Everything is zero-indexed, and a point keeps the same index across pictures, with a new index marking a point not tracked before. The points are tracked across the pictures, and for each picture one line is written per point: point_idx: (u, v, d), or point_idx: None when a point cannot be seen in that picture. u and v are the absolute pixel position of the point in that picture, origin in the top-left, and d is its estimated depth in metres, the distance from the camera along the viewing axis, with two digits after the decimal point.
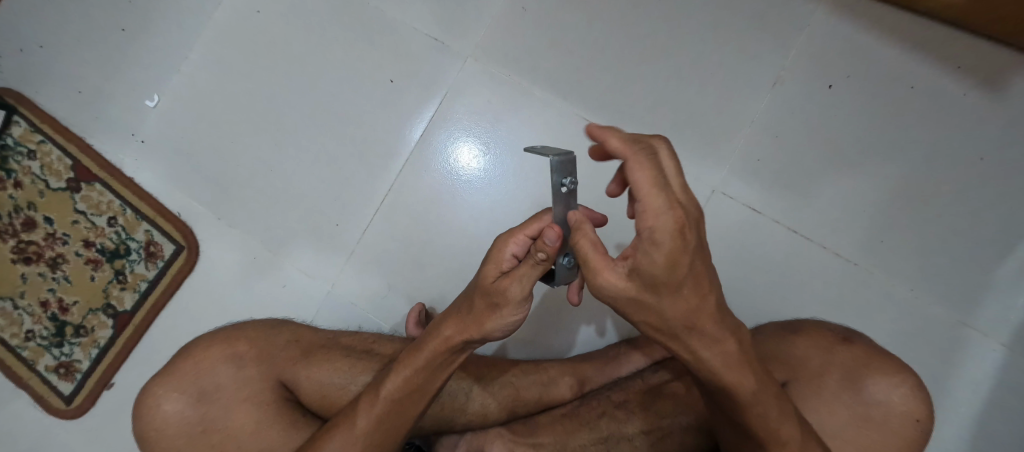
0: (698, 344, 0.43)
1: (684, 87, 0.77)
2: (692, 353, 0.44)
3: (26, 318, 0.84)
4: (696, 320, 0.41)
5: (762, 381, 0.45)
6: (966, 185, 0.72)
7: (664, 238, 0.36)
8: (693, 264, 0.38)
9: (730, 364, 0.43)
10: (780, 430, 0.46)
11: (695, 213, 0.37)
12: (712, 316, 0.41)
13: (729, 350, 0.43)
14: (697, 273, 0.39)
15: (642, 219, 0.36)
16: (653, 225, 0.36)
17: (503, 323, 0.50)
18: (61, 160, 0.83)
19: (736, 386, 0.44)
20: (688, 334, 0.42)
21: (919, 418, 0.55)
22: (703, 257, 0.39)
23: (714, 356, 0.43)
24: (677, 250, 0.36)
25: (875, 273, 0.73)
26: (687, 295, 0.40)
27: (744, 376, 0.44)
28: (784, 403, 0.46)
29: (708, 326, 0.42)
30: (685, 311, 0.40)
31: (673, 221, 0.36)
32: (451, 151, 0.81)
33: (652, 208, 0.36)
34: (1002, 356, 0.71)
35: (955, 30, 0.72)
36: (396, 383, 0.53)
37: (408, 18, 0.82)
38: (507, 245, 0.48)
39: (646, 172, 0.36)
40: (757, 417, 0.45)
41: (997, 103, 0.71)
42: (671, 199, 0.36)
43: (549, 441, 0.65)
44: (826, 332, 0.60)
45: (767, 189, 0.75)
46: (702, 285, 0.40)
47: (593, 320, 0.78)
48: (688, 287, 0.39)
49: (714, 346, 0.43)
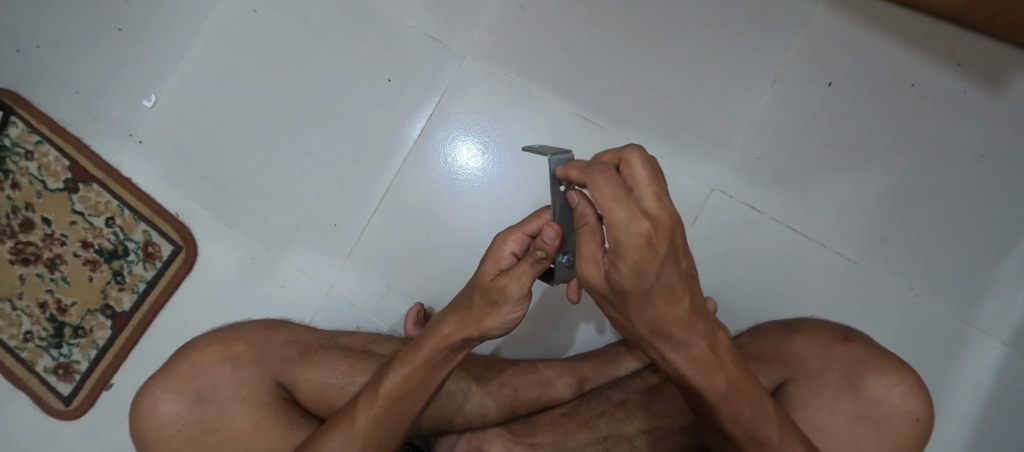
0: (665, 346, 0.44)
1: (683, 86, 0.76)
2: (661, 355, 0.46)
3: (25, 319, 0.83)
4: (662, 325, 0.42)
5: (738, 385, 0.44)
6: (966, 183, 0.72)
7: (629, 248, 0.36)
8: (662, 271, 0.38)
9: (700, 366, 0.44)
10: (755, 430, 0.45)
11: (667, 222, 0.37)
12: (681, 321, 0.42)
13: (698, 354, 0.44)
14: (666, 281, 0.39)
15: (609, 231, 0.37)
16: (618, 238, 0.36)
17: (503, 321, 0.50)
18: (59, 160, 0.83)
19: (705, 387, 0.45)
20: (655, 337, 0.44)
21: (919, 416, 0.54)
22: (674, 264, 0.39)
23: (682, 359, 0.44)
24: (643, 260, 0.37)
25: (875, 271, 0.73)
26: (654, 302, 0.41)
27: (714, 379, 0.44)
28: (766, 406, 0.46)
29: (674, 331, 0.43)
30: (650, 316, 0.42)
31: (638, 234, 0.36)
32: (451, 151, 0.81)
33: (617, 221, 0.36)
34: (1003, 353, 0.70)
35: (955, 27, 0.71)
36: (395, 381, 0.53)
37: (406, 17, 0.82)
38: (506, 243, 0.47)
39: (611, 188, 0.37)
40: (729, 418, 0.45)
41: (997, 99, 0.71)
42: (637, 211, 0.36)
43: (547, 441, 0.64)
44: (825, 331, 0.60)
45: (767, 187, 0.74)
46: (671, 291, 0.40)
47: (592, 318, 0.77)
48: (656, 294, 0.40)
49: (681, 350, 0.44)
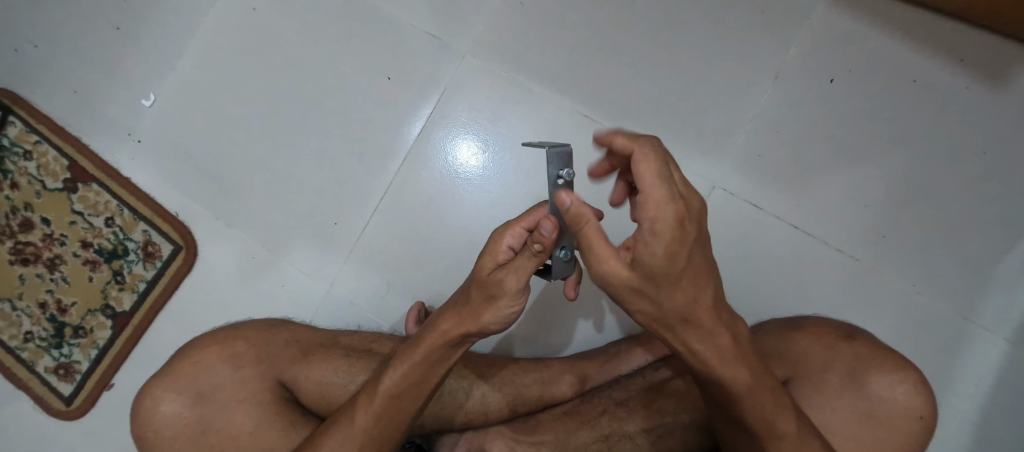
0: (693, 336, 0.43)
1: (684, 83, 0.76)
2: (685, 345, 0.44)
3: (25, 319, 0.83)
4: (691, 312, 0.42)
5: (758, 377, 0.45)
6: (969, 179, 0.71)
7: (665, 228, 0.37)
8: (691, 256, 0.39)
9: (725, 357, 0.44)
10: (774, 424, 0.45)
11: (696, 206, 0.39)
12: (708, 309, 0.42)
13: (723, 344, 0.44)
14: (694, 267, 0.40)
15: (645, 210, 0.37)
16: (655, 216, 0.37)
17: (500, 315, 0.49)
18: (57, 160, 0.82)
19: (730, 379, 0.44)
20: (683, 326, 0.43)
21: (922, 413, 0.54)
22: (700, 251, 0.40)
23: (708, 349, 0.44)
24: (676, 241, 0.38)
25: (877, 268, 0.73)
26: (684, 288, 0.40)
27: (738, 370, 0.44)
28: (783, 400, 0.46)
29: (702, 319, 0.42)
30: (680, 303, 0.41)
31: (675, 213, 0.37)
32: (450, 148, 0.81)
33: (655, 200, 0.37)
34: (1004, 351, 0.70)
35: (958, 23, 0.71)
36: (394, 378, 0.52)
37: (405, 15, 0.81)
38: (503, 238, 0.47)
39: (650, 166, 0.37)
40: (750, 411, 0.45)
41: (999, 96, 0.71)
42: (674, 191, 0.37)
43: (549, 439, 0.64)
44: (827, 329, 0.60)
45: (768, 185, 0.74)
46: (699, 278, 0.41)
47: (591, 315, 0.77)
48: (685, 279, 0.40)
49: (708, 339, 0.43)
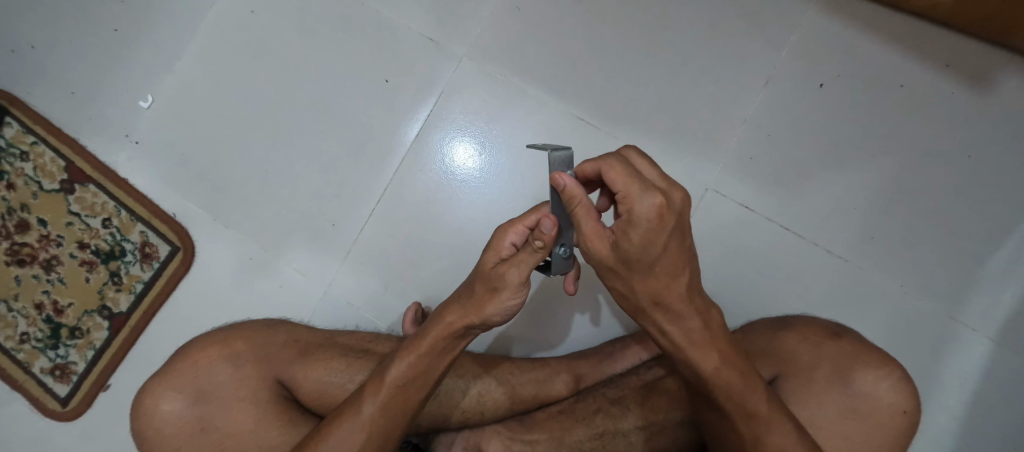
0: (663, 318, 0.47)
1: (677, 87, 0.77)
2: (657, 327, 0.48)
3: (20, 321, 0.83)
4: (661, 296, 0.45)
5: (729, 360, 0.46)
6: (955, 182, 0.73)
7: (642, 220, 0.40)
8: (669, 245, 0.42)
9: (694, 340, 0.46)
10: (746, 404, 0.46)
11: (679, 199, 0.41)
12: (679, 294, 0.45)
13: (693, 327, 0.46)
14: (671, 254, 0.43)
15: (623, 204, 0.41)
16: (632, 208, 0.40)
17: (503, 307, 0.50)
18: (54, 161, 0.83)
19: (697, 361, 0.46)
20: (654, 309, 0.46)
21: (906, 409, 0.56)
22: (679, 239, 0.43)
23: (678, 331, 0.47)
24: (655, 231, 0.40)
25: (866, 270, 0.74)
26: (658, 272, 0.44)
27: (706, 353, 0.46)
28: (756, 383, 0.47)
29: (673, 303, 0.45)
30: (652, 286, 0.45)
31: (652, 206, 0.39)
32: (449, 153, 0.82)
33: (631, 194, 0.40)
34: (989, 350, 0.72)
35: (943, 30, 0.73)
36: (400, 369, 0.53)
37: (403, 19, 0.82)
38: (506, 234, 0.49)
39: (620, 170, 0.41)
40: (721, 393, 0.47)
41: (984, 101, 0.72)
42: (649, 186, 0.40)
43: (544, 438, 0.66)
44: (814, 327, 0.61)
45: (759, 188, 0.76)
46: (675, 265, 0.44)
47: (586, 309, 0.78)
48: (660, 265, 0.43)
49: (679, 322, 0.46)
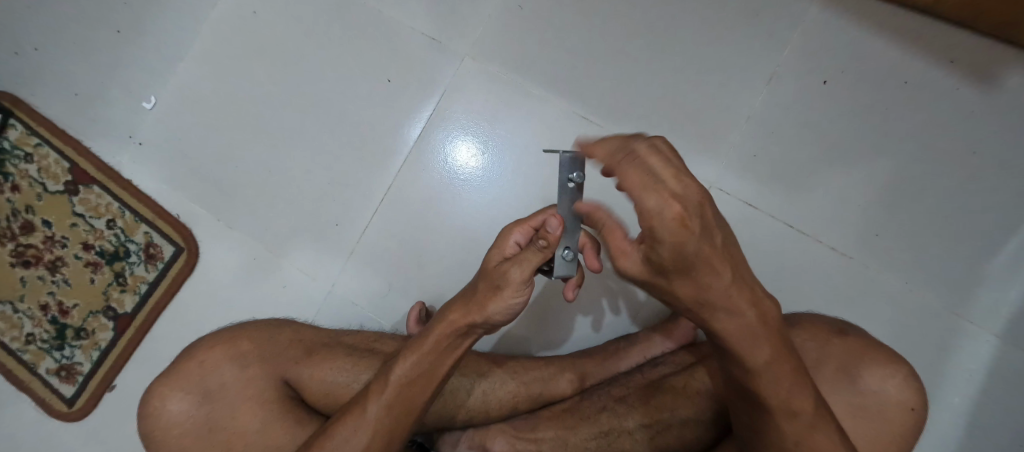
0: (713, 315, 0.44)
1: (679, 85, 0.77)
2: (705, 324, 0.46)
3: (26, 321, 0.83)
4: (707, 295, 0.43)
5: (777, 355, 0.45)
6: (960, 179, 0.73)
7: (667, 234, 0.38)
8: (700, 249, 0.40)
9: (745, 335, 0.44)
10: (791, 400, 0.46)
11: (695, 200, 0.38)
12: (726, 291, 0.43)
13: (747, 322, 0.44)
14: (705, 257, 0.40)
15: (643, 220, 0.38)
16: (653, 225, 0.38)
17: (504, 306, 0.50)
18: (58, 162, 0.83)
19: (748, 356, 0.45)
20: (702, 308, 0.44)
21: (913, 406, 0.55)
22: (710, 239, 0.40)
23: (730, 327, 0.44)
24: (680, 241, 0.38)
25: (870, 267, 0.74)
26: (699, 275, 0.42)
27: (757, 348, 0.45)
28: (800, 380, 0.46)
29: (720, 300, 0.43)
30: (695, 288, 0.43)
31: (674, 218, 0.37)
32: (450, 151, 0.82)
33: (649, 209, 0.37)
34: (995, 347, 0.72)
35: (947, 26, 0.73)
36: (405, 366, 0.53)
37: (405, 18, 0.82)
38: (511, 233, 0.51)
39: (636, 180, 0.38)
40: (766, 388, 0.46)
41: (988, 97, 0.72)
42: (666, 194, 0.37)
43: (548, 436, 0.65)
44: (821, 325, 0.61)
45: (763, 185, 0.76)
46: (718, 263, 0.42)
47: (590, 312, 0.78)
48: (700, 269, 0.41)
49: (730, 318, 0.44)
